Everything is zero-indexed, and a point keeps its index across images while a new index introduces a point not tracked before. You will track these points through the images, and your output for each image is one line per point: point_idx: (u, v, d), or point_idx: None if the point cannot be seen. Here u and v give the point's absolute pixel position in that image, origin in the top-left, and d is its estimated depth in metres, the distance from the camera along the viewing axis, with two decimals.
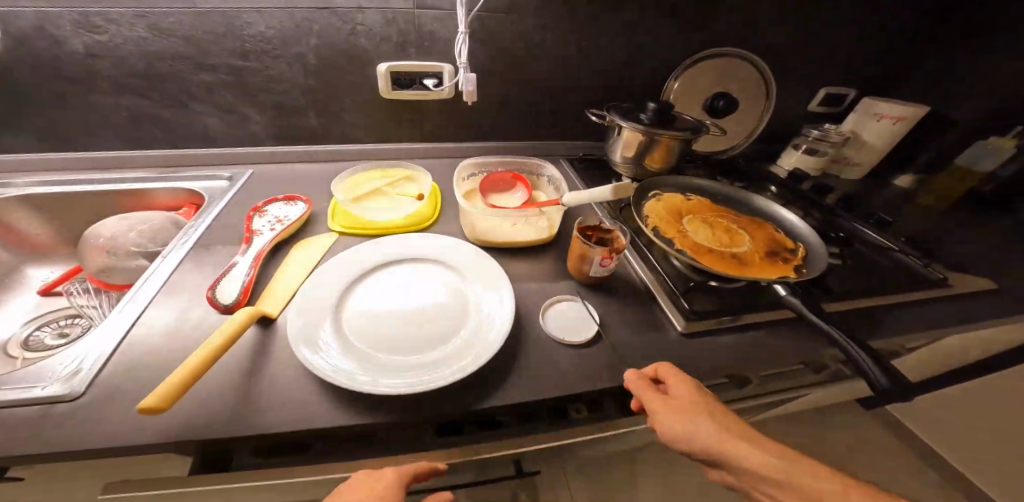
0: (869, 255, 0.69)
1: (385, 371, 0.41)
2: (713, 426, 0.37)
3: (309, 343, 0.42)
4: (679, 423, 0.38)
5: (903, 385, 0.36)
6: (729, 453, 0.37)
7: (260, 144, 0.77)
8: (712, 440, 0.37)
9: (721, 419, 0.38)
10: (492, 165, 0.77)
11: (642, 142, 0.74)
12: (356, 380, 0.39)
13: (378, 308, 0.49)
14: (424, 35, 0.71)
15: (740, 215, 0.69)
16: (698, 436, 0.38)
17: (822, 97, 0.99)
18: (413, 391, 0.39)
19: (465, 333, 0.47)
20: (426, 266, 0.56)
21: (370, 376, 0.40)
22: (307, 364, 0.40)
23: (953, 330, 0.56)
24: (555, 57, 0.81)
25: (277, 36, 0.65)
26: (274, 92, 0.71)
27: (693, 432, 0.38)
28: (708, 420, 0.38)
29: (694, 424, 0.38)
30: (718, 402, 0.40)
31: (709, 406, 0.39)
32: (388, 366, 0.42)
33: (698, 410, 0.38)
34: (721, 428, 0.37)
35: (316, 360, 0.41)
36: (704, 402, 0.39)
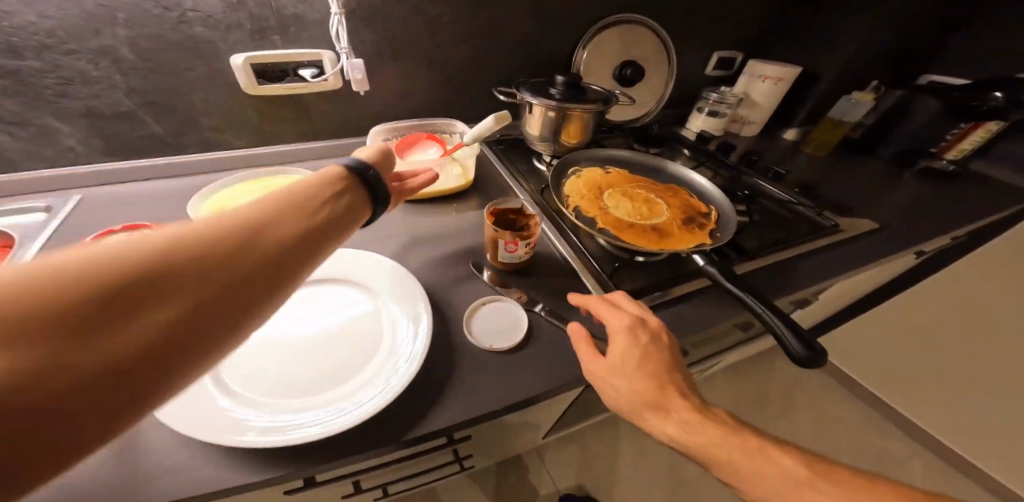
0: (772, 210, 0.74)
1: (276, 420, 0.34)
2: (610, 378, 0.38)
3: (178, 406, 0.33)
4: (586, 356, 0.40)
5: (817, 356, 0.38)
6: (625, 406, 0.37)
7: (93, 162, 0.61)
8: (603, 385, 0.38)
9: (637, 380, 0.37)
10: (402, 130, 0.73)
11: (554, 119, 0.70)
12: (234, 440, 0.31)
13: (272, 340, 0.41)
14: (287, 20, 0.60)
15: (658, 184, 0.69)
16: (600, 376, 0.39)
17: (716, 61, 1.04)
18: (320, 436, 0.33)
19: (378, 357, 0.41)
20: (330, 282, 0.48)
21: (257, 429, 0.33)
22: (176, 430, 0.31)
23: (844, 274, 0.62)
24: (451, 34, 0.74)
25: (63, 27, 0.49)
26: (83, 96, 0.55)
27: (590, 376, 0.40)
28: (611, 373, 0.38)
29: (593, 372, 0.39)
30: (649, 358, 0.38)
31: (623, 360, 0.38)
32: (279, 413, 0.34)
33: (603, 362, 0.39)
34: (614, 383, 0.38)
35: (180, 423, 0.32)
36: (620, 356, 0.39)
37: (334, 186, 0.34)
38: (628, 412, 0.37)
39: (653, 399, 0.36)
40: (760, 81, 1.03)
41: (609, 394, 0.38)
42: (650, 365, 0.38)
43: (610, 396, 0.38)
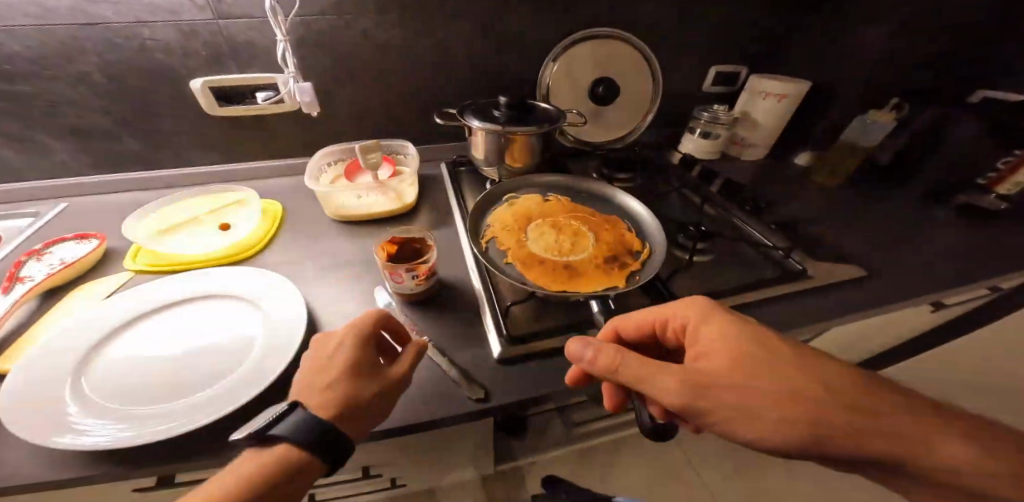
0: (735, 248, 0.67)
1: (94, 428, 0.35)
2: (765, 367, 0.34)
3: (28, 403, 0.36)
4: (659, 370, 0.35)
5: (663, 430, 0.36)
6: (768, 405, 0.32)
7: (78, 174, 0.69)
8: (715, 392, 0.34)
9: (751, 372, 0.34)
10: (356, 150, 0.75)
11: (496, 142, 0.69)
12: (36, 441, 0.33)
13: (144, 350, 0.44)
14: (240, 47, 0.64)
15: (597, 215, 0.65)
16: (703, 385, 0.34)
17: (714, 76, 0.96)
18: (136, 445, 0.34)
19: (229, 378, 0.41)
20: (226, 298, 0.50)
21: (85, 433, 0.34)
22: (10, 426, 0.33)
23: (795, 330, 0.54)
24: (408, 56, 0.75)
25: (42, 56, 0.56)
26: (67, 116, 0.62)
27: (693, 391, 0.34)
28: (725, 365, 0.34)
29: (712, 375, 0.34)
30: (750, 348, 0.35)
31: (724, 346, 0.36)
32: (101, 421, 0.35)
33: (709, 360, 0.35)
34: (743, 377, 0.34)
35: (4, 413, 0.34)
36: (722, 345, 0.36)
37: (339, 365, 0.39)
38: (767, 413, 0.32)
39: (785, 387, 0.33)
40: (760, 99, 0.91)
41: (807, 403, 0.32)
42: (747, 352, 0.35)
43: (746, 404, 0.33)
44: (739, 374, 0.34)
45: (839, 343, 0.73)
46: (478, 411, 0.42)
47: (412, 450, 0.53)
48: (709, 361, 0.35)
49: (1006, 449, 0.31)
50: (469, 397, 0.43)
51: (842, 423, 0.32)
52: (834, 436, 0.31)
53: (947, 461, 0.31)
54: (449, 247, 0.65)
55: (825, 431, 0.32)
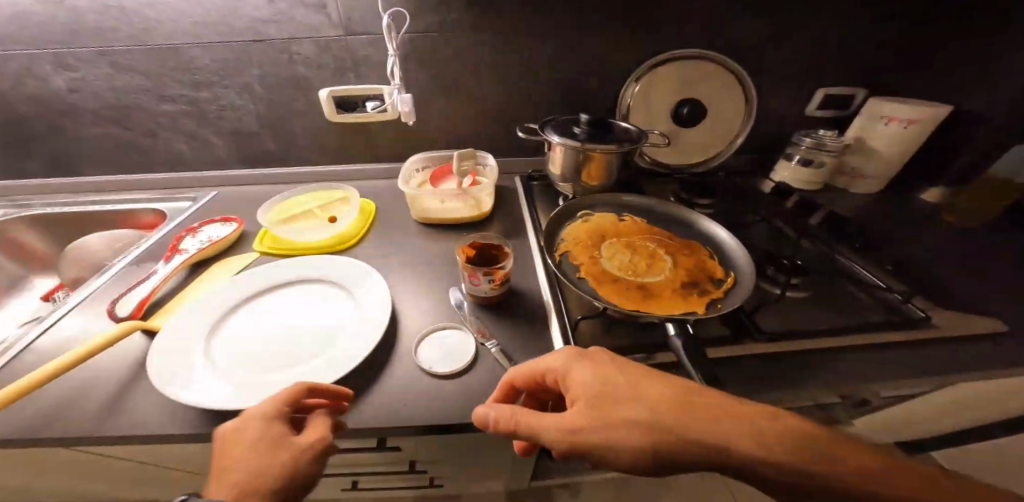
0: (838, 286, 0.59)
1: (207, 383, 0.42)
2: (619, 407, 0.36)
3: (172, 364, 0.44)
4: (547, 420, 0.37)
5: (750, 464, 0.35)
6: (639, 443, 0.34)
7: (225, 168, 0.83)
8: (593, 437, 0.35)
9: (619, 414, 0.35)
10: (442, 159, 0.82)
11: (575, 159, 0.70)
12: (167, 385, 0.41)
13: (251, 327, 0.50)
14: (360, 60, 0.74)
15: (675, 238, 0.62)
16: (580, 433, 0.35)
17: (821, 99, 0.87)
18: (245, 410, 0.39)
19: (315, 360, 0.46)
20: (320, 286, 0.56)
21: (208, 395, 0.41)
22: (157, 382, 0.41)
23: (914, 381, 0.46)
24: (498, 72, 0.81)
25: (220, 67, 0.70)
26: (229, 119, 0.76)
27: (571, 437, 0.36)
28: (591, 413, 0.36)
29: (580, 424, 0.36)
30: (611, 391, 0.37)
31: (592, 391, 0.37)
32: (213, 378, 0.43)
33: (577, 409, 0.37)
34: (601, 420, 0.35)
35: (156, 365, 0.43)
36: (582, 390, 0.38)
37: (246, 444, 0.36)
38: (638, 448, 0.34)
39: (642, 419, 0.35)
40: (880, 124, 0.80)
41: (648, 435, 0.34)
42: (612, 397, 0.36)
43: (615, 443, 0.35)
44: (599, 422, 0.36)
45: None
46: None
47: (475, 450, 0.54)
48: (580, 410, 0.37)
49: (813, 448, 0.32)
50: None
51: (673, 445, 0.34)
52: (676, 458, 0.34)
53: (770, 466, 0.32)
54: (521, 256, 0.66)
55: (667, 455, 0.34)
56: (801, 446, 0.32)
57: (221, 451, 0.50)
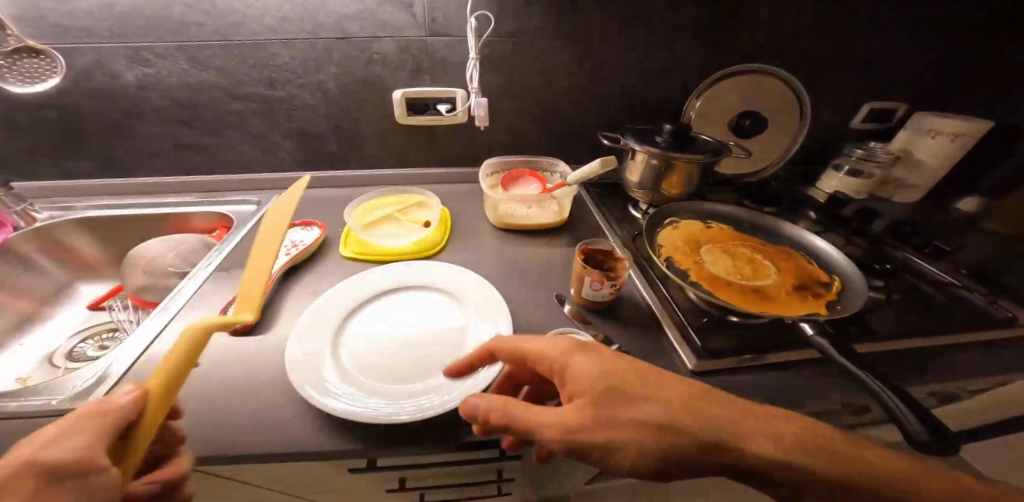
0: (922, 289, 0.62)
1: (347, 390, 0.41)
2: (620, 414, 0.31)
3: (308, 371, 0.42)
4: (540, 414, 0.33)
5: (941, 437, 0.34)
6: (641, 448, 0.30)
7: (286, 170, 0.80)
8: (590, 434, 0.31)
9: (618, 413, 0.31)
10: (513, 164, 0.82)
11: (658, 167, 0.71)
12: (306, 390, 0.39)
13: (371, 334, 0.49)
14: (438, 62, 0.74)
15: (767, 244, 0.64)
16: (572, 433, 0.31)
17: (866, 113, 0.92)
18: (402, 420, 0.37)
19: (450, 366, 0.45)
20: (430, 293, 0.55)
21: (355, 403, 0.39)
22: (301, 388, 0.39)
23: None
24: (569, 78, 0.81)
25: (299, 65, 0.68)
26: (298, 118, 0.74)
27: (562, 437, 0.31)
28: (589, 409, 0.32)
29: (577, 421, 0.31)
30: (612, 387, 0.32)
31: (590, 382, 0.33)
32: (351, 384, 0.41)
33: (574, 404, 0.32)
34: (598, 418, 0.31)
35: (292, 370, 0.41)
36: (582, 384, 0.33)
37: None
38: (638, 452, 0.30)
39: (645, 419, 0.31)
40: (929, 137, 0.84)
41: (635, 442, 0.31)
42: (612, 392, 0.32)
43: (614, 444, 0.30)
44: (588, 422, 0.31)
45: None
46: None
47: None
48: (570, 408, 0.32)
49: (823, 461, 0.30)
50: None
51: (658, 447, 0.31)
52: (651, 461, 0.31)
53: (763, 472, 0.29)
54: None
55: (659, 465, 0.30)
56: (811, 453, 0.30)
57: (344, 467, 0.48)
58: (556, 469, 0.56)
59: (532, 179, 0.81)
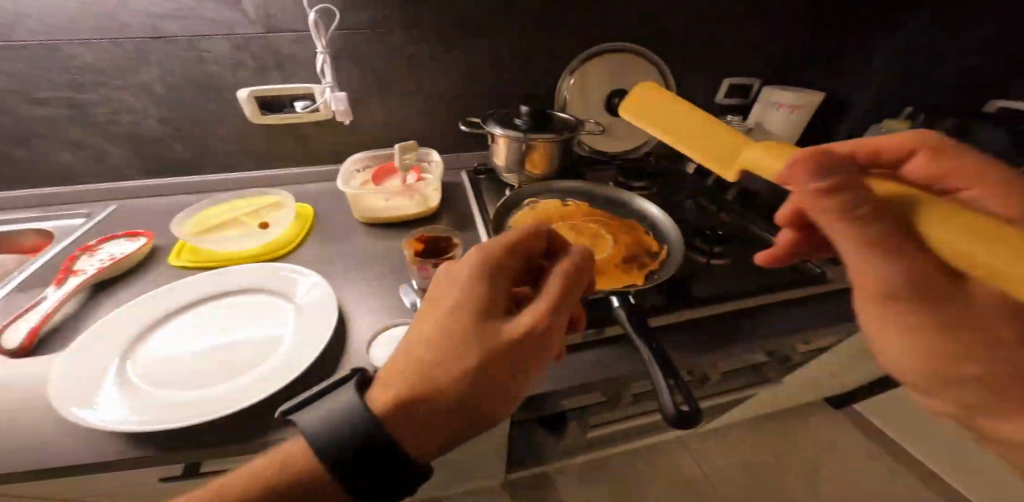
0: (750, 252, 0.69)
1: (125, 408, 0.38)
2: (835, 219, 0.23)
3: (83, 389, 0.39)
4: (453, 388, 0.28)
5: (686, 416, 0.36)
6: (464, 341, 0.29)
7: (127, 178, 0.74)
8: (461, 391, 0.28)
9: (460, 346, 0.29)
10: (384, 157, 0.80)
11: (519, 149, 0.72)
12: (69, 407, 0.37)
13: (179, 343, 0.47)
14: (284, 59, 0.69)
15: (615, 218, 0.67)
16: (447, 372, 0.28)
17: (726, 89, 0.99)
18: (175, 427, 0.37)
19: (258, 370, 0.44)
20: (260, 294, 0.53)
21: (128, 416, 0.38)
22: (63, 408, 0.37)
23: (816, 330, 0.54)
24: (433, 69, 0.80)
25: (111, 66, 0.62)
26: (125, 123, 0.68)
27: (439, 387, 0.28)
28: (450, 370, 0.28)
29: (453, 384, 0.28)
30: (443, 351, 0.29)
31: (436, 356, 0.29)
32: (132, 399, 0.39)
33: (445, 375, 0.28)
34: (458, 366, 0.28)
35: (59, 389, 0.38)
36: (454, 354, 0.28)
37: None
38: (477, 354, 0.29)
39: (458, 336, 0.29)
40: (773, 109, 0.93)
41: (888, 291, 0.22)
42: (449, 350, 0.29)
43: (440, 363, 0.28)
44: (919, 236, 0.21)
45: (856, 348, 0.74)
46: None
47: None
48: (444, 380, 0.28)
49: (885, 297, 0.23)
50: None
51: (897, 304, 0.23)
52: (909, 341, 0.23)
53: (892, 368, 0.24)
54: None
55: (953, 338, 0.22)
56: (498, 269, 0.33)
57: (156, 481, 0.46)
58: None
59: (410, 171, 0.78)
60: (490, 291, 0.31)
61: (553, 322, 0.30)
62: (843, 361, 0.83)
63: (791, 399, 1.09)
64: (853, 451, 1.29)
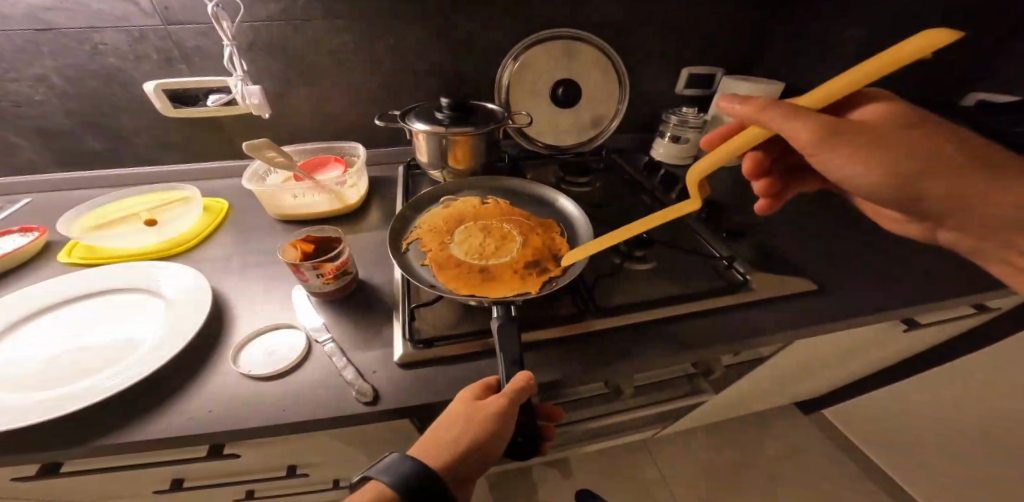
0: (676, 255, 0.65)
1: None
2: (783, 121, 0.35)
3: None
4: (464, 463, 0.35)
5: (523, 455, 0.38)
6: (477, 441, 0.35)
7: (42, 171, 0.72)
8: (466, 461, 0.35)
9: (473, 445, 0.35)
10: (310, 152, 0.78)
11: (439, 144, 0.69)
12: None
13: (33, 345, 0.45)
14: (191, 51, 0.66)
15: (531, 219, 0.65)
16: (462, 459, 0.35)
17: (687, 78, 0.94)
18: None
19: (108, 371, 0.42)
20: (138, 294, 0.52)
21: None
22: None
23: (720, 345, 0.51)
24: (360, 61, 0.76)
25: (4, 58, 0.60)
26: (30, 116, 0.66)
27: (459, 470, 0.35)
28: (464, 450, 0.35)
29: (461, 457, 0.35)
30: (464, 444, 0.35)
31: (460, 442, 0.35)
32: None
33: (460, 459, 0.35)
34: (467, 451, 0.35)
35: None
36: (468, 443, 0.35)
37: None
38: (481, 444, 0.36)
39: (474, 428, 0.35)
40: None
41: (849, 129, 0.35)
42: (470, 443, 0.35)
43: (467, 449, 0.35)
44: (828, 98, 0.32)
45: (792, 356, 0.71)
46: (365, 413, 0.43)
47: (339, 439, 0.55)
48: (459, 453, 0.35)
49: (821, 145, 0.35)
50: (356, 398, 0.43)
51: (829, 145, 0.35)
52: (898, 155, 0.35)
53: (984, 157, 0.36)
54: (384, 249, 0.66)
55: (897, 154, 0.35)
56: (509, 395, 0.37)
57: (8, 480, 0.46)
58: (312, 451, 0.58)
59: (338, 165, 0.75)
60: (489, 416, 0.35)
61: (510, 415, 0.36)
62: (785, 368, 0.80)
63: (749, 404, 1.05)
64: (819, 457, 1.26)
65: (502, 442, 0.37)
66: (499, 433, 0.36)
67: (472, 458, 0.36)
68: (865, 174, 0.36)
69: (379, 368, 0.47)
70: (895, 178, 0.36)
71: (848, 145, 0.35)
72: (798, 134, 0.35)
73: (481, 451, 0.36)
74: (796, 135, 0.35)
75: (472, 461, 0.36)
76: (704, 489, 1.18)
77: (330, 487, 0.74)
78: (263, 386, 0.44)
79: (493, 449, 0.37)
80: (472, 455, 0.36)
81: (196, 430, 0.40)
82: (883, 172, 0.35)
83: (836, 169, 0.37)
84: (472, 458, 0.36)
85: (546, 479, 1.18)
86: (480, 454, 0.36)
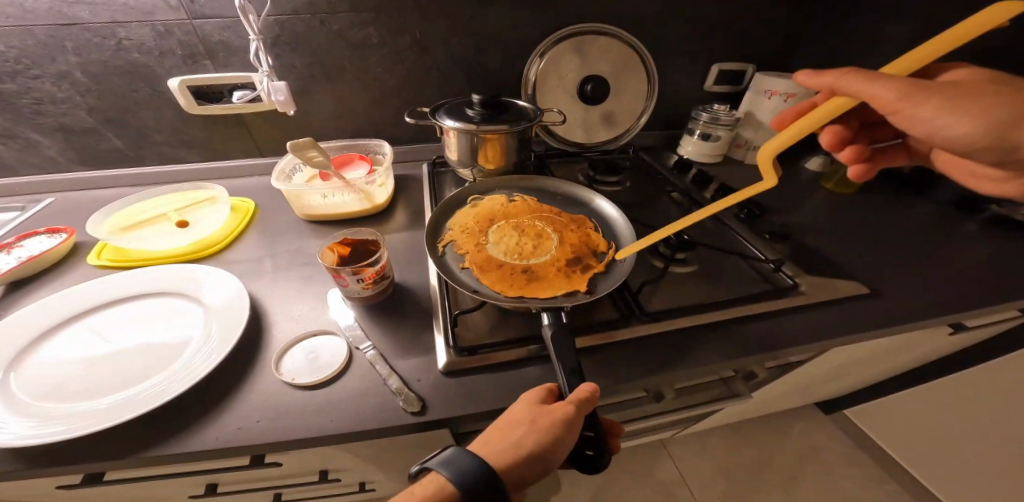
0: (716, 258, 0.63)
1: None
2: (864, 81, 0.36)
3: None
4: (523, 468, 0.33)
5: (588, 466, 0.36)
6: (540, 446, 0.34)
7: (63, 170, 0.71)
8: (525, 467, 0.33)
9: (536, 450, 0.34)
10: (336, 150, 0.76)
11: (469, 142, 0.67)
12: None
13: (72, 352, 0.44)
14: (215, 47, 0.64)
15: (566, 216, 0.63)
16: (521, 463, 0.33)
17: (716, 75, 0.92)
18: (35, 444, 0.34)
19: (153, 379, 0.41)
20: (174, 298, 0.51)
21: None
22: None
23: (771, 353, 0.50)
24: (386, 56, 0.74)
25: (25, 54, 0.58)
26: (52, 113, 0.64)
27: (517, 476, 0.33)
28: (524, 454, 0.33)
29: (522, 461, 0.33)
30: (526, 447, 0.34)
31: (522, 444, 0.34)
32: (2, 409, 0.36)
33: (520, 464, 0.33)
34: (528, 457, 0.33)
35: None
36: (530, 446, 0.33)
37: None
38: (543, 451, 0.34)
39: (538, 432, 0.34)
40: (765, 98, 0.84)
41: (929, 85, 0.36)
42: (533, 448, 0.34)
43: (528, 454, 0.33)
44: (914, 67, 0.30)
45: (829, 360, 0.70)
46: (414, 423, 0.41)
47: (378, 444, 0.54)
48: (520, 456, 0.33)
49: (904, 100, 0.35)
50: (404, 409, 0.42)
51: (913, 98, 0.35)
52: (994, 109, 0.36)
53: None
54: (416, 251, 0.64)
55: (992, 103, 0.36)
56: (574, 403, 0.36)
57: (47, 487, 0.45)
58: (350, 456, 0.57)
59: (363, 162, 0.73)
60: (555, 420, 0.34)
61: (576, 421, 0.35)
62: (819, 370, 0.79)
63: (773, 405, 1.04)
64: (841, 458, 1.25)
65: (561, 454, 0.35)
66: (563, 441, 0.34)
67: (531, 465, 0.34)
68: (958, 125, 0.36)
69: (426, 377, 0.45)
70: (989, 128, 0.36)
71: (926, 103, 0.36)
72: (877, 93, 0.35)
73: (541, 460, 0.34)
74: (876, 94, 0.35)
75: (531, 470, 0.34)
76: (725, 490, 1.17)
77: (359, 489, 0.74)
78: (309, 395, 0.43)
79: (553, 461, 0.35)
80: (533, 464, 0.34)
81: (244, 440, 0.38)
82: (970, 122, 0.36)
83: (922, 126, 0.37)
84: (532, 468, 0.34)
85: (565, 479, 1.17)
86: (540, 463, 0.34)
